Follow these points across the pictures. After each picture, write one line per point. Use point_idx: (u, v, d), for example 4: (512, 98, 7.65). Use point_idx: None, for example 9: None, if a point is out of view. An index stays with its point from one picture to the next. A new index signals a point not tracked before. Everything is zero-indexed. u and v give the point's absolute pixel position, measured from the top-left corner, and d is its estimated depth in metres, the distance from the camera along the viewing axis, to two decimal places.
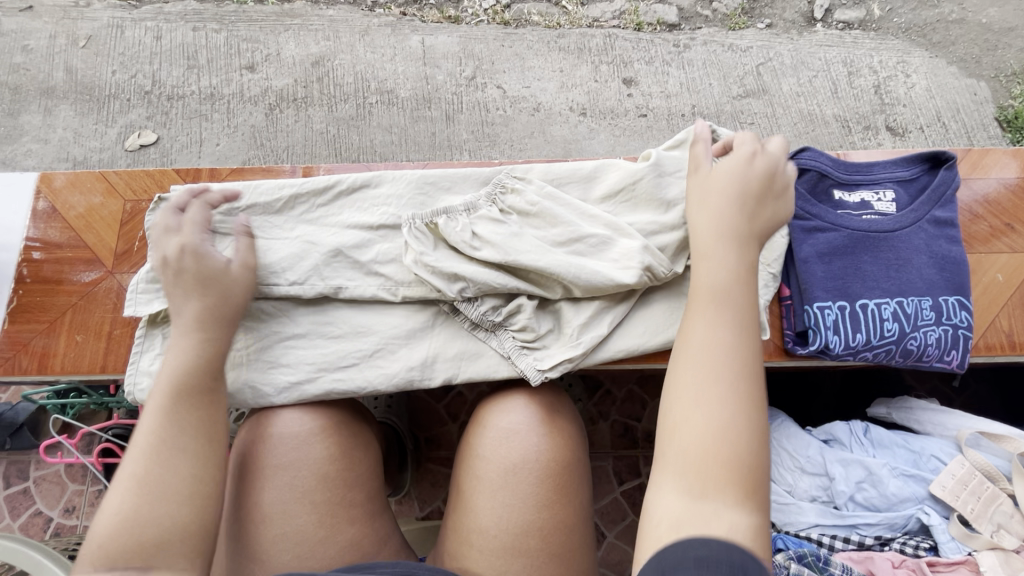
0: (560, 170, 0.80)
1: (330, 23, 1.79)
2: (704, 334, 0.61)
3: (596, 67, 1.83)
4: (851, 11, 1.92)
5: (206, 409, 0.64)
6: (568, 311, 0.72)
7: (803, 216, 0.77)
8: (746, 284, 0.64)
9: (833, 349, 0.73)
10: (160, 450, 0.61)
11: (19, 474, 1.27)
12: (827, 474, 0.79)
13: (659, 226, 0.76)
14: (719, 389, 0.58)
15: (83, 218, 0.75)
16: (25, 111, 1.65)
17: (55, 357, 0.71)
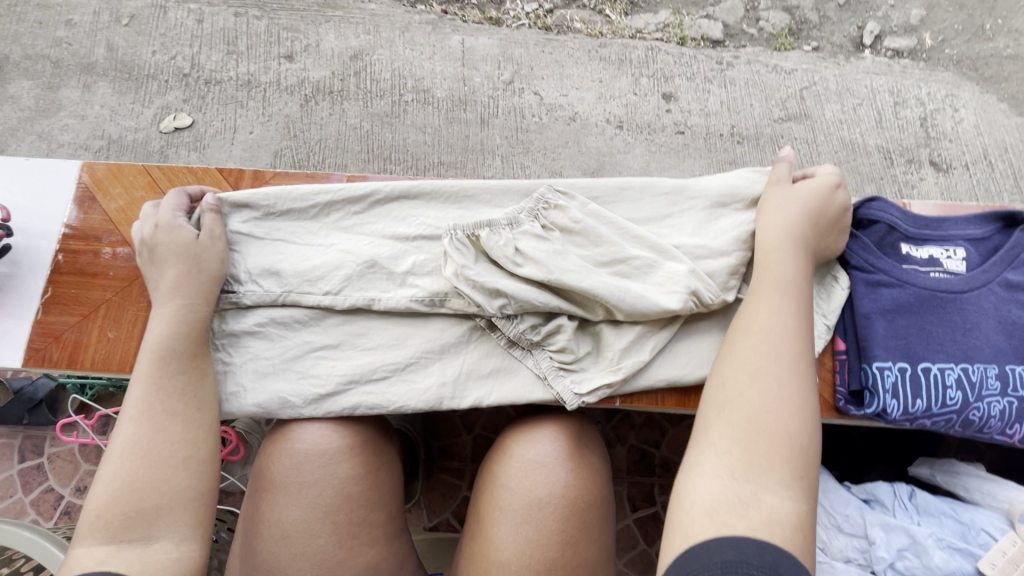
0: (605, 185, 0.74)
1: (371, 17, 1.78)
2: (753, 387, 0.62)
3: (636, 80, 1.80)
4: (902, 39, 1.87)
5: (193, 374, 0.67)
6: (608, 334, 0.66)
7: (865, 268, 0.75)
8: (790, 331, 0.64)
9: (891, 413, 0.71)
10: (149, 416, 0.64)
11: (35, 449, 1.28)
12: (867, 537, 0.77)
13: (707, 251, 0.72)
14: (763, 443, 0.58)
15: (123, 212, 0.74)
16: (65, 86, 1.65)
17: (85, 352, 0.70)
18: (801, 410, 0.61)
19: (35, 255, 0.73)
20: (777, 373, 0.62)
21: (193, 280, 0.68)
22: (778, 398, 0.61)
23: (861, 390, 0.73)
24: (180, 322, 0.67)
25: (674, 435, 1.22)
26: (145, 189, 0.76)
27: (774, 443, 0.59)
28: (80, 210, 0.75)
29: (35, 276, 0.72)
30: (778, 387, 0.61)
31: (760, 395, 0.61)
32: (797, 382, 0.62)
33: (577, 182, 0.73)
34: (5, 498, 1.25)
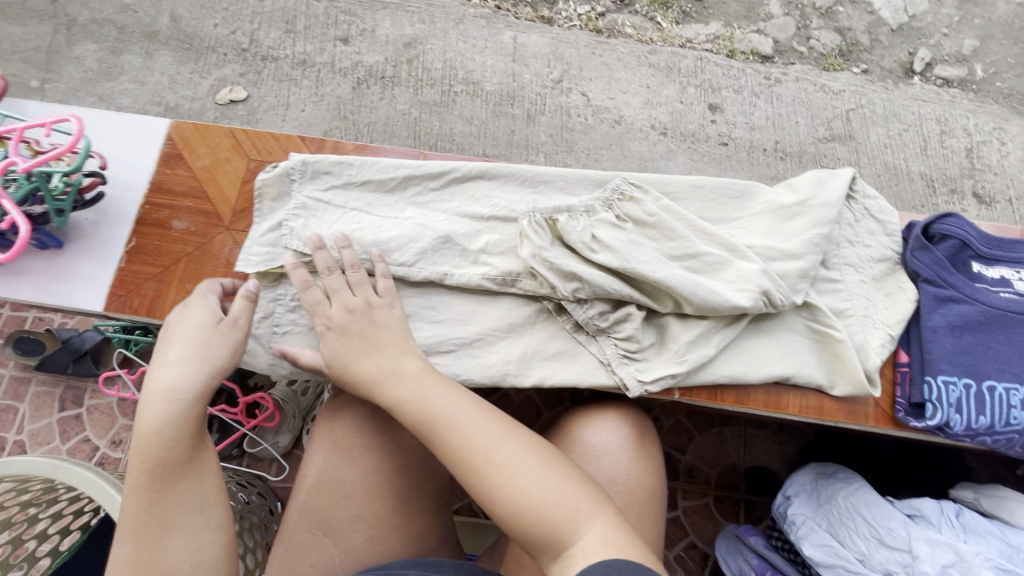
0: (677, 182, 0.76)
1: (427, 7, 1.81)
2: (483, 498, 0.58)
3: (683, 88, 1.80)
4: (953, 69, 1.85)
5: (192, 475, 0.64)
6: (674, 327, 0.70)
7: (935, 282, 0.76)
8: (464, 435, 0.60)
9: (953, 427, 0.71)
10: (150, 525, 0.61)
11: (75, 400, 1.31)
12: (910, 552, 0.77)
13: (778, 254, 0.71)
14: (529, 520, 0.56)
15: (207, 170, 0.79)
16: (128, 51, 1.70)
17: (163, 301, 0.74)
18: (519, 471, 0.58)
19: (121, 206, 0.77)
20: (484, 474, 0.58)
21: (196, 377, 0.65)
22: (501, 491, 0.57)
23: (923, 403, 0.74)
24: (172, 423, 0.63)
25: (700, 442, 1.22)
26: (228, 152, 0.80)
27: (540, 516, 0.56)
28: (167, 166, 0.79)
29: (120, 225, 0.76)
30: (490, 481, 0.57)
31: (486, 495, 0.57)
32: (502, 454, 0.59)
33: (650, 177, 0.75)
34: (42, 445, 1.28)
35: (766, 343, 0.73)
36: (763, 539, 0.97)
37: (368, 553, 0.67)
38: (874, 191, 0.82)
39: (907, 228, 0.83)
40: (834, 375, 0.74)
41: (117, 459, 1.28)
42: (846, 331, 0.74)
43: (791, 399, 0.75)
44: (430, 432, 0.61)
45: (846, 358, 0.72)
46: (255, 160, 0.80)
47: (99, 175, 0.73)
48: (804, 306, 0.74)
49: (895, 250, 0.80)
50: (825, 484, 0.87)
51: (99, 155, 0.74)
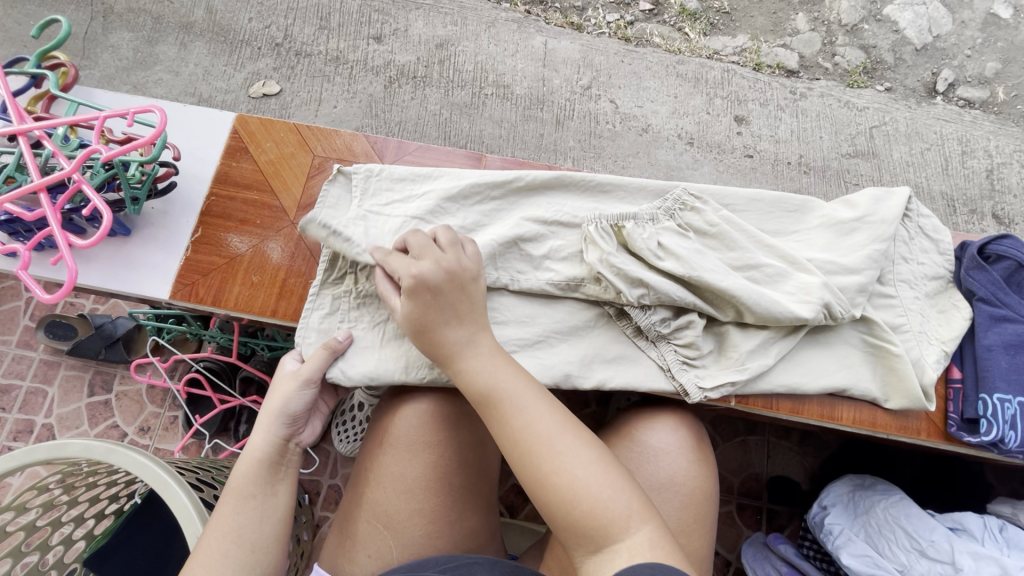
0: (735, 195, 0.78)
1: (459, 9, 1.82)
2: (537, 484, 0.60)
3: (710, 100, 1.82)
4: (975, 90, 1.88)
5: (258, 508, 0.70)
6: (735, 335, 0.72)
7: (990, 301, 0.78)
8: (526, 417, 0.62)
9: (1008, 443, 0.73)
10: (222, 539, 0.67)
11: (103, 385, 1.32)
12: (953, 564, 0.79)
13: (837, 267, 0.73)
14: (578, 513, 0.58)
15: (273, 165, 0.81)
16: (163, 41, 1.71)
17: (228, 292, 0.75)
18: (572, 456, 0.60)
19: (188, 197, 0.79)
20: (541, 456, 0.60)
21: (273, 429, 0.73)
22: (554, 475, 0.59)
23: (976, 419, 0.76)
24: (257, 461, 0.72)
25: (725, 450, 1.24)
26: (294, 147, 0.83)
27: (591, 509, 0.57)
28: (233, 160, 0.82)
29: (187, 217, 0.78)
30: (547, 467, 0.60)
31: (539, 481, 0.60)
32: (563, 443, 0.61)
33: (709, 188, 0.77)
34: (71, 429, 1.28)
35: (822, 356, 0.75)
36: (794, 549, 0.99)
37: (426, 546, 0.70)
38: (927, 209, 0.84)
39: (960, 247, 0.84)
40: (887, 388, 0.76)
41: (144, 445, 1.29)
42: (903, 346, 0.75)
43: (845, 410, 0.77)
44: (492, 407, 0.64)
45: (902, 371, 0.74)
46: (320, 157, 0.82)
47: (172, 166, 0.75)
48: (860, 319, 0.75)
49: (947, 267, 0.82)
50: (863, 497, 0.89)
51: (172, 147, 0.75)
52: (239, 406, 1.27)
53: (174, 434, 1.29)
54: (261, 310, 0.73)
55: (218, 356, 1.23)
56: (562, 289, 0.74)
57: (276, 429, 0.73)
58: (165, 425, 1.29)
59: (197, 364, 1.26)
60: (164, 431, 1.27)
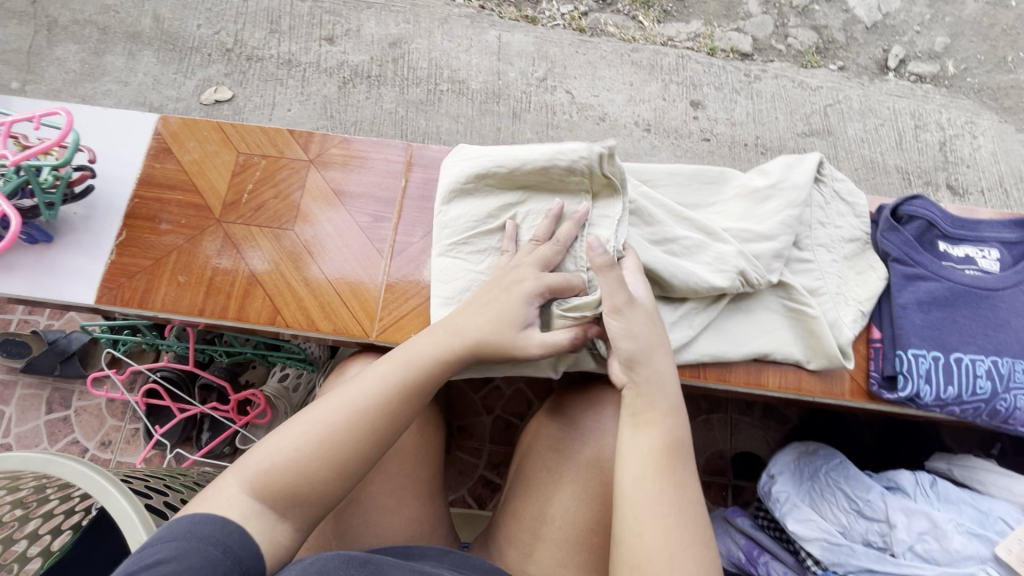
0: (653, 170, 0.84)
1: (412, 7, 1.78)
2: (641, 508, 0.59)
3: (666, 86, 1.77)
4: (926, 65, 1.82)
5: (411, 401, 0.66)
6: (662, 308, 0.77)
7: (904, 261, 0.82)
8: (660, 447, 0.63)
9: (923, 397, 0.77)
10: (358, 417, 0.63)
11: (62, 401, 1.29)
12: (888, 521, 0.85)
13: (752, 235, 0.79)
14: (691, 562, 0.56)
15: (197, 165, 0.89)
16: (110, 52, 1.68)
17: (155, 293, 0.82)
18: (682, 497, 0.60)
19: (110, 198, 0.87)
20: (671, 480, 0.61)
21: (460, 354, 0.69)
22: (663, 507, 0.59)
23: (895, 375, 0.80)
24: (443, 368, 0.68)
25: (688, 430, 1.23)
26: (217, 145, 0.91)
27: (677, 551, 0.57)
28: (158, 160, 0.89)
29: (111, 220, 0.86)
30: (656, 488, 0.60)
31: (650, 510, 0.59)
32: (678, 486, 0.61)
33: (630, 167, 0.83)
34: (30, 446, 1.26)
35: (738, 324, 0.81)
36: (751, 521, 1.00)
37: (367, 533, 0.72)
38: (842, 173, 0.88)
39: (877, 210, 0.88)
40: (808, 350, 0.81)
41: (106, 460, 1.27)
42: (820, 309, 0.80)
43: (772, 376, 0.82)
44: (643, 437, 0.64)
45: (819, 332, 0.79)
46: (242, 154, 0.90)
47: (87, 169, 0.81)
48: (779, 285, 0.81)
49: (864, 230, 0.86)
50: (806, 464, 0.94)
51: (86, 150, 0.82)
52: (199, 414, 1.25)
53: (136, 446, 1.27)
54: (184, 308, 0.80)
55: (174, 366, 1.21)
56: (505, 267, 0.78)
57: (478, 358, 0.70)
58: (126, 437, 1.27)
59: (154, 374, 1.24)
60: (125, 444, 1.25)
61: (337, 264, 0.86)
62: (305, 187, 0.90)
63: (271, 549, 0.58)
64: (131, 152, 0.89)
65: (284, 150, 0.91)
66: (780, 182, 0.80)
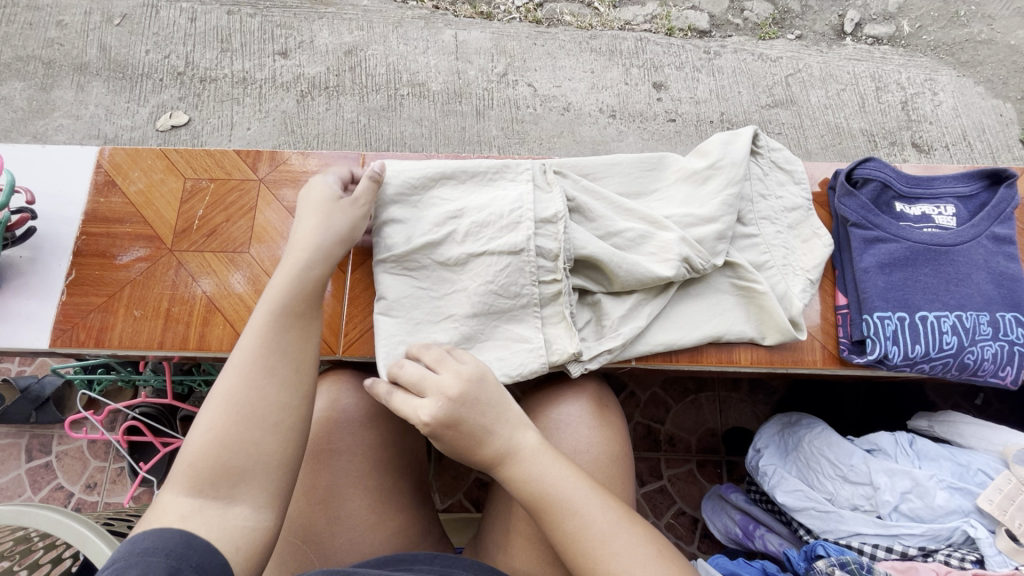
0: (593, 163, 0.86)
1: (364, 13, 1.73)
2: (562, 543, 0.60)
3: (627, 70, 1.73)
4: (881, 26, 1.79)
5: (303, 329, 0.66)
6: (608, 305, 0.79)
7: (863, 225, 0.83)
8: (562, 479, 0.62)
9: (892, 358, 0.78)
10: (250, 371, 0.61)
11: (42, 448, 1.26)
12: (872, 484, 0.85)
13: (695, 219, 0.81)
14: (620, 549, 0.59)
15: (143, 195, 0.88)
16: (58, 86, 1.64)
17: (111, 330, 0.81)
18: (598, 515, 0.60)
19: (55, 237, 0.85)
20: (565, 511, 0.60)
21: (311, 266, 0.70)
22: (581, 530, 0.60)
23: (863, 339, 0.81)
24: (298, 277, 0.68)
25: (679, 411, 1.23)
26: (163, 173, 0.89)
27: (605, 552, 0.59)
28: (103, 195, 0.87)
29: (59, 260, 0.84)
30: (572, 516, 0.60)
31: (569, 543, 0.60)
32: (591, 502, 0.61)
33: (568, 164, 0.85)
34: (13, 498, 1.22)
35: (698, 307, 0.83)
36: (745, 495, 1.00)
37: (350, 551, 0.72)
38: (779, 144, 0.91)
39: (834, 176, 0.89)
40: (762, 327, 0.82)
41: (93, 503, 1.23)
42: (768, 282, 0.83)
43: (743, 352, 0.84)
44: (543, 507, 0.61)
45: (769, 308, 0.81)
46: (190, 179, 0.89)
47: (28, 211, 0.83)
48: (727, 265, 0.83)
49: (803, 196, 0.88)
50: (791, 434, 0.95)
51: (24, 191, 0.83)
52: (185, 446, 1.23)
53: (123, 486, 1.23)
54: (141, 345, 0.80)
55: (152, 401, 1.18)
56: (452, 271, 0.77)
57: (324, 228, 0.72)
58: (112, 478, 1.24)
59: (133, 411, 1.21)
60: (111, 484, 1.22)
61: None
62: (257, 208, 0.88)
63: (228, 539, 0.55)
64: (79, 189, 0.88)
65: (232, 172, 0.89)
66: (717, 162, 0.83)
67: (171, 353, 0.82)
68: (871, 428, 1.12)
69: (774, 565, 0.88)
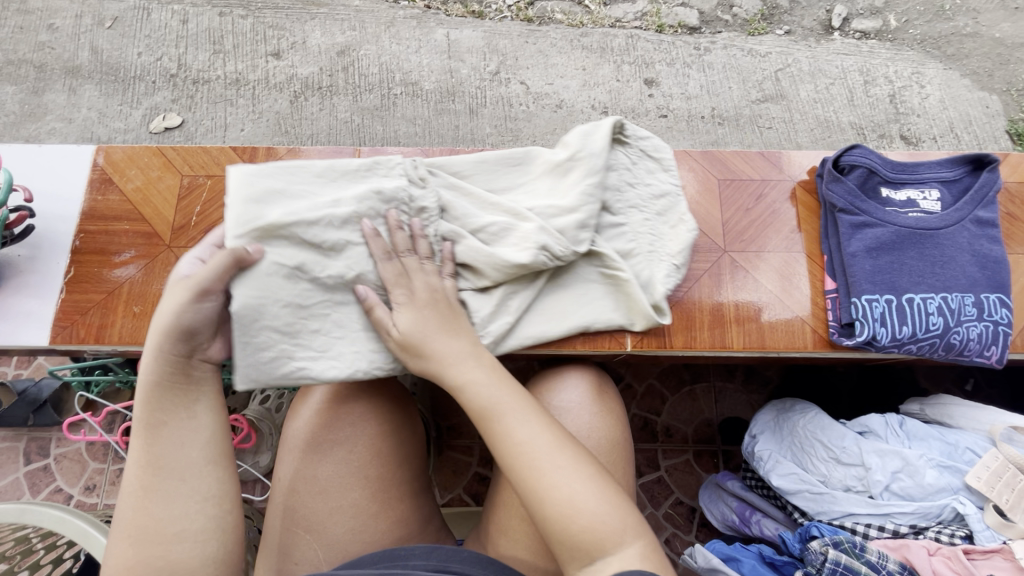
0: (460, 162, 0.85)
1: (356, 13, 1.74)
2: (505, 457, 0.64)
3: (618, 67, 1.74)
4: (868, 21, 1.82)
5: (176, 424, 0.65)
6: (476, 301, 0.78)
7: (850, 210, 0.85)
8: (500, 393, 0.67)
9: (880, 340, 0.80)
10: (143, 489, 0.62)
11: (40, 451, 1.26)
12: (864, 465, 0.87)
13: (557, 210, 0.80)
14: (552, 476, 0.61)
15: (141, 192, 0.88)
16: (50, 89, 1.64)
17: (111, 327, 0.82)
18: (534, 431, 0.64)
19: (53, 236, 0.86)
20: (504, 420, 0.65)
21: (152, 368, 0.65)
22: (522, 437, 0.64)
23: (852, 322, 0.83)
24: (147, 382, 0.65)
25: (676, 402, 1.24)
26: (160, 170, 0.90)
27: (541, 468, 0.62)
28: (101, 193, 0.88)
29: (58, 258, 0.85)
30: (510, 431, 0.64)
31: (511, 457, 0.63)
32: (527, 417, 0.65)
33: (435, 166, 0.82)
34: (12, 501, 1.22)
35: (559, 302, 0.84)
36: (741, 482, 1.01)
37: (351, 541, 0.73)
38: (648, 132, 0.90)
39: (821, 163, 0.91)
40: (629, 314, 0.84)
41: (93, 504, 1.23)
42: (633, 269, 0.84)
43: (623, 338, 0.86)
44: (489, 419, 0.66)
45: (632, 294, 0.82)
46: (187, 176, 0.89)
47: (26, 209, 0.84)
48: (594, 255, 0.83)
49: (671, 181, 0.88)
50: (785, 419, 0.96)
51: (22, 189, 0.84)
52: None
53: None
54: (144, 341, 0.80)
55: None
56: (327, 255, 0.74)
57: (176, 340, 0.66)
58: (111, 479, 1.24)
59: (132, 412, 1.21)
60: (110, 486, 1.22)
61: None
62: None
63: None
64: (75, 188, 0.88)
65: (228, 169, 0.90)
66: (575, 154, 0.82)
67: None
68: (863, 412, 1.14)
69: (769, 548, 0.89)
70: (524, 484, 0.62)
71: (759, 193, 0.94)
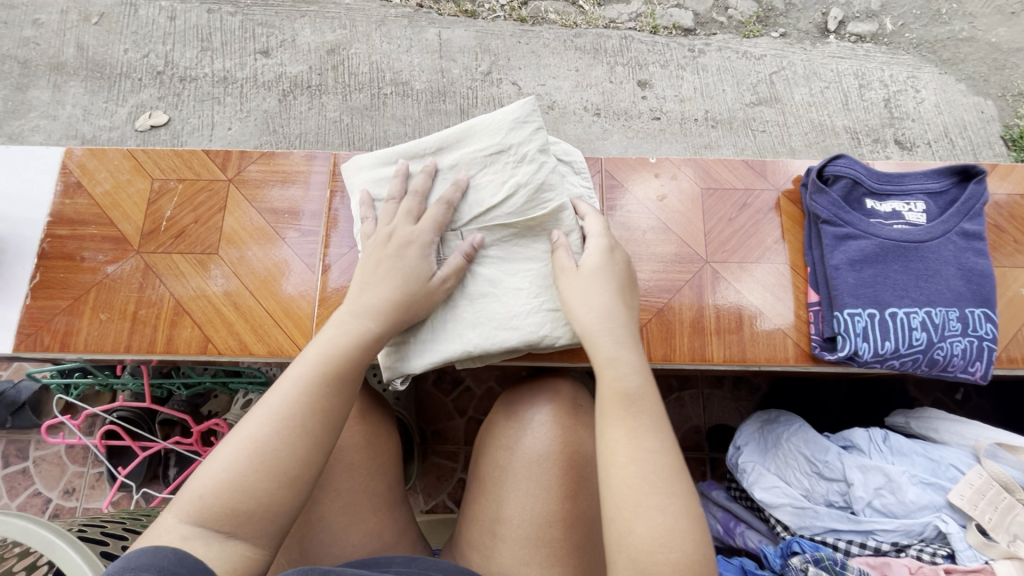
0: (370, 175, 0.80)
1: (347, 11, 1.72)
2: (630, 450, 0.60)
3: (611, 68, 1.72)
4: (864, 24, 1.80)
5: (335, 392, 0.64)
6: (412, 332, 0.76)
7: (834, 222, 0.84)
8: (642, 390, 0.64)
9: (862, 355, 0.79)
10: (282, 421, 0.61)
11: (19, 454, 1.24)
12: (846, 480, 0.86)
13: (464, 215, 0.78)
14: (656, 497, 0.57)
15: (110, 196, 0.87)
16: (34, 86, 1.62)
17: (77, 333, 0.80)
18: (660, 444, 0.61)
19: (21, 240, 0.84)
20: (634, 422, 0.62)
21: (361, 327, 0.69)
22: (645, 441, 0.61)
23: (835, 336, 0.81)
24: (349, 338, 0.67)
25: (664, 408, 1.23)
26: (131, 173, 0.88)
27: (664, 484, 0.58)
28: (70, 196, 0.86)
29: (24, 263, 0.83)
30: (639, 429, 0.61)
31: (638, 457, 0.60)
32: (649, 422, 0.62)
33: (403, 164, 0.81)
34: None
35: (434, 332, 0.76)
36: (726, 492, 1.00)
37: (322, 553, 0.72)
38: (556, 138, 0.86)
39: (806, 173, 0.89)
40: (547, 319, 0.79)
41: (72, 509, 1.21)
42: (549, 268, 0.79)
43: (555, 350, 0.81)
44: (630, 406, 0.63)
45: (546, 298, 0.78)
46: (158, 180, 0.87)
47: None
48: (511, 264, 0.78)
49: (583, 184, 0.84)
50: (770, 430, 0.95)
51: None
52: (164, 450, 1.21)
53: (102, 491, 1.21)
54: (109, 347, 0.79)
55: (129, 405, 1.17)
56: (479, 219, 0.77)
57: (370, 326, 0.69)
58: (90, 483, 1.22)
59: (111, 415, 1.20)
60: (89, 489, 1.20)
61: (275, 285, 0.84)
62: (227, 208, 0.87)
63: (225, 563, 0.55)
64: (45, 190, 0.87)
65: (201, 172, 0.88)
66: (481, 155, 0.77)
67: (137, 356, 0.81)
68: (851, 424, 1.13)
69: (751, 562, 0.87)
70: (635, 490, 0.58)
71: (743, 202, 0.92)
